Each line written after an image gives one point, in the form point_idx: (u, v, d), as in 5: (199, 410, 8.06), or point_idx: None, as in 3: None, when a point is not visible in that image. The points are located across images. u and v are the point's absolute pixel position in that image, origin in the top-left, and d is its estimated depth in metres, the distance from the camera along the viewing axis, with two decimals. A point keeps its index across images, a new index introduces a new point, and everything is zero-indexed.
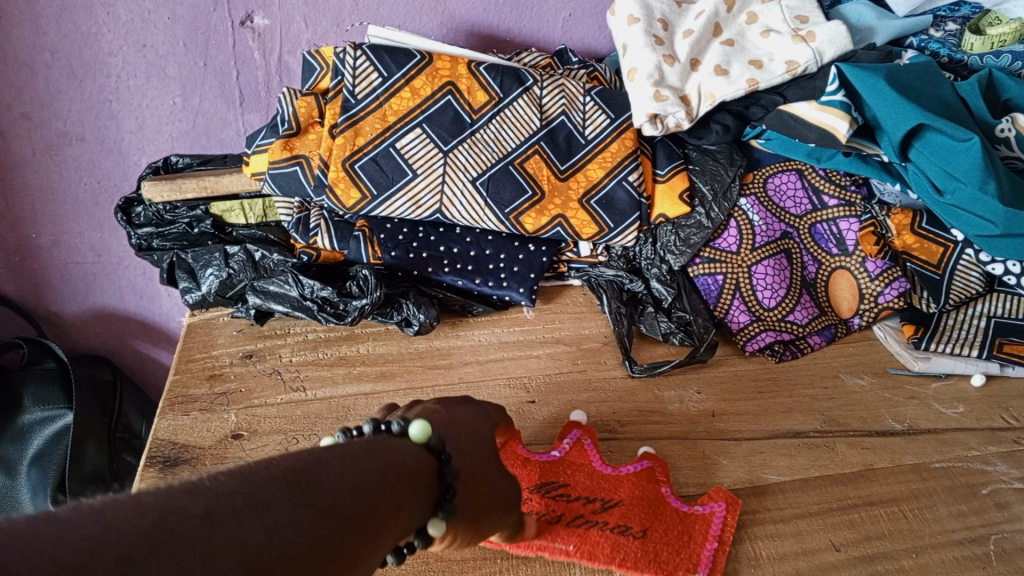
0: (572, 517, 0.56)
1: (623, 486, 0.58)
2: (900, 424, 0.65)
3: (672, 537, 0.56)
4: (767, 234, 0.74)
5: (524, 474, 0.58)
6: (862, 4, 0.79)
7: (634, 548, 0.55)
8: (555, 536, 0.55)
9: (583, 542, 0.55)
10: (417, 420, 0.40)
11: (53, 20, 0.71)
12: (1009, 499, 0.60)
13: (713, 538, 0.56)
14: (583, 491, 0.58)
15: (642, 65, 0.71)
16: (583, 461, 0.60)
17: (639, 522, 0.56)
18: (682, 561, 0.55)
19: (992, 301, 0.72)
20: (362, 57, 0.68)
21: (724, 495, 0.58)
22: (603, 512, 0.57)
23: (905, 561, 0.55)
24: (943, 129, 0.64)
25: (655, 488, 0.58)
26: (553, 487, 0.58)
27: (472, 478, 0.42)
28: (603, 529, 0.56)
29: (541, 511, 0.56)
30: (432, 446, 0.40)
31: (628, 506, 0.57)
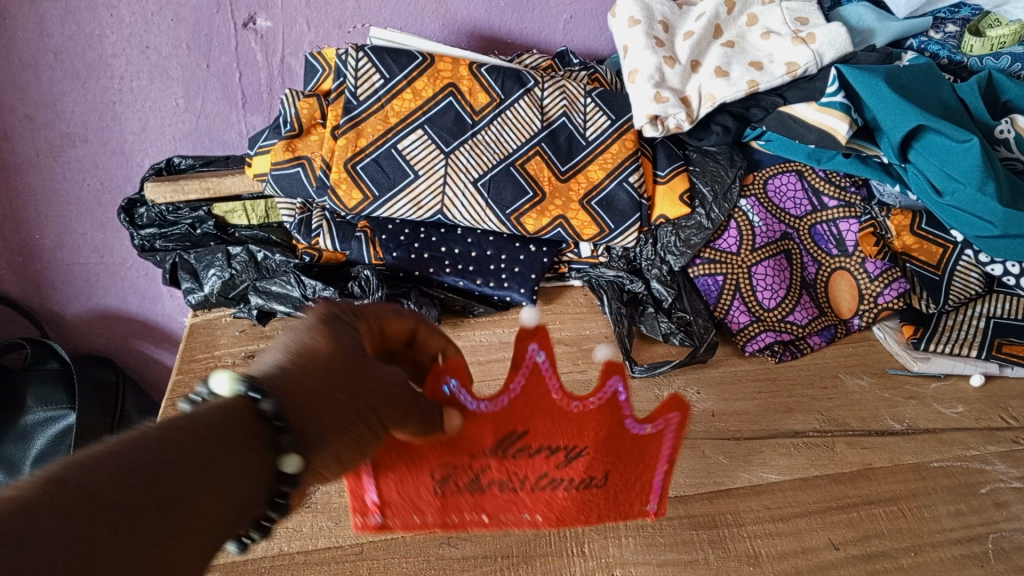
0: (535, 477, 0.46)
1: (586, 426, 0.47)
2: (900, 424, 0.64)
3: (631, 472, 0.49)
4: (767, 235, 0.75)
5: (475, 431, 0.44)
6: (862, 6, 0.79)
7: (598, 498, 0.48)
8: (522, 508, 0.46)
9: (551, 510, 0.47)
10: (218, 373, 0.29)
11: (56, 21, 0.71)
12: (1008, 498, 0.58)
13: (665, 458, 0.49)
14: (545, 440, 0.46)
15: (643, 67, 0.72)
16: (540, 394, 0.46)
17: (604, 471, 0.47)
18: (638, 493, 0.49)
19: (991, 302, 0.73)
20: (364, 59, 0.69)
21: (675, 413, 0.48)
22: (567, 465, 0.46)
23: (903, 560, 0.53)
24: (942, 130, 0.64)
25: (618, 416, 0.47)
26: (513, 444, 0.45)
27: (319, 405, 0.30)
28: (568, 487, 0.47)
29: (503, 478, 0.45)
30: (244, 393, 0.29)
31: (594, 453, 0.47)
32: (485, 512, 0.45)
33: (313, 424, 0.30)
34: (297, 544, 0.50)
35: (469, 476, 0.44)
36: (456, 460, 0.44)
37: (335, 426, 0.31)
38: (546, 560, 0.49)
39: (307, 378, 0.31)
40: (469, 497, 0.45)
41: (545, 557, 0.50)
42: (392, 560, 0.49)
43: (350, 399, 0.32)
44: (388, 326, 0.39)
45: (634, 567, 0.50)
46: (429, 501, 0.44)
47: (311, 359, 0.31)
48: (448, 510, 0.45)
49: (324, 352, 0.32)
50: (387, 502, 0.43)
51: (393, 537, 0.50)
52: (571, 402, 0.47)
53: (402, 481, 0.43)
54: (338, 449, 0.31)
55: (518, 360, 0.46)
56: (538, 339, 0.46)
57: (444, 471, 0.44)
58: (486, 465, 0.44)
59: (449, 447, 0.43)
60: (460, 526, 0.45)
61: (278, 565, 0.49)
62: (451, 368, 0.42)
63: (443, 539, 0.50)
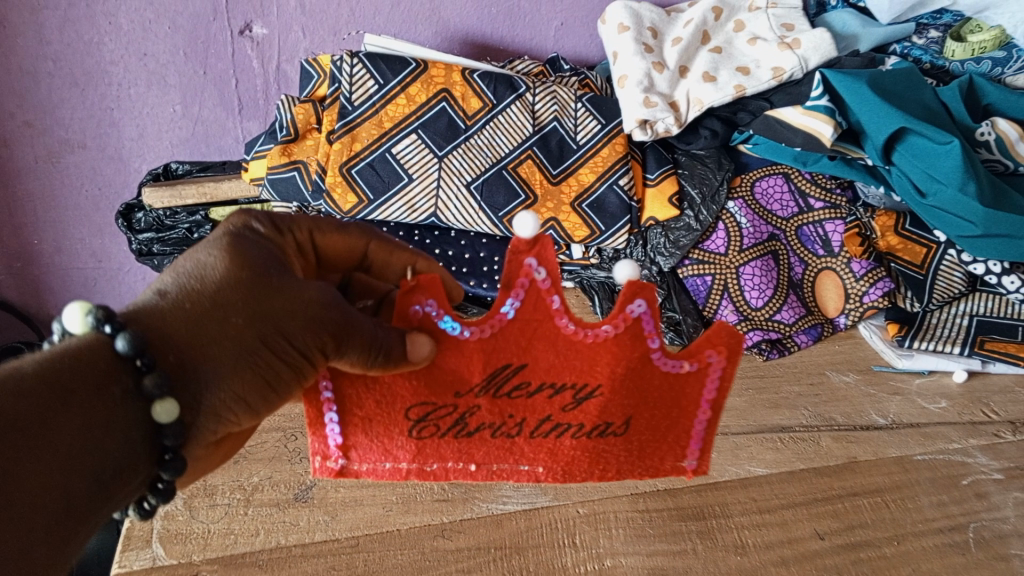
0: (537, 421, 0.43)
1: (600, 361, 0.42)
2: (884, 419, 0.62)
3: (662, 419, 0.45)
4: (755, 236, 0.76)
5: (460, 365, 0.42)
6: (847, 13, 0.82)
7: (615, 449, 0.44)
8: (518, 458, 0.44)
9: (554, 461, 0.44)
10: (78, 306, 0.33)
11: (55, 30, 0.73)
12: (989, 489, 0.56)
13: (707, 402, 0.45)
14: (549, 378, 0.43)
15: (632, 73, 0.75)
16: (541, 322, 0.42)
17: (621, 416, 0.43)
18: (669, 448, 0.46)
19: (975, 300, 0.74)
20: (358, 65, 0.71)
21: (727, 343, 0.44)
22: (574, 409, 0.43)
23: (887, 548, 0.51)
24: (924, 132, 0.66)
25: (643, 349, 0.42)
26: (507, 382, 0.42)
27: (204, 344, 0.34)
28: (577, 435, 0.43)
29: (495, 421, 0.43)
30: (95, 326, 0.33)
31: (610, 395, 0.43)
32: (472, 461, 0.44)
33: (195, 364, 0.34)
34: (294, 537, 0.51)
35: (451, 418, 0.42)
36: (435, 398, 0.42)
37: (228, 361, 0.34)
38: (537, 549, 0.50)
39: (183, 325, 0.34)
40: (451, 444, 0.43)
41: (536, 547, 0.50)
42: (387, 551, 0.50)
43: (248, 326, 0.35)
44: (326, 244, 0.43)
45: (625, 557, 0.50)
46: (403, 446, 0.43)
47: (202, 291, 0.35)
48: (426, 457, 0.43)
49: (216, 284, 0.35)
50: (351, 447, 0.43)
51: (388, 530, 0.51)
52: (581, 330, 0.42)
53: (371, 419, 0.42)
54: (231, 385, 0.35)
55: (513, 278, 0.41)
56: (538, 253, 0.41)
57: (422, 407, 0.42)
58: (473, 405, 0.42)
59: (428, 382, 0.42)
60: (442, 474, 0.44)
61: (277, 557, 0.50)
62: (424, 285, 0.40)
63: (437, 532, 0.51)
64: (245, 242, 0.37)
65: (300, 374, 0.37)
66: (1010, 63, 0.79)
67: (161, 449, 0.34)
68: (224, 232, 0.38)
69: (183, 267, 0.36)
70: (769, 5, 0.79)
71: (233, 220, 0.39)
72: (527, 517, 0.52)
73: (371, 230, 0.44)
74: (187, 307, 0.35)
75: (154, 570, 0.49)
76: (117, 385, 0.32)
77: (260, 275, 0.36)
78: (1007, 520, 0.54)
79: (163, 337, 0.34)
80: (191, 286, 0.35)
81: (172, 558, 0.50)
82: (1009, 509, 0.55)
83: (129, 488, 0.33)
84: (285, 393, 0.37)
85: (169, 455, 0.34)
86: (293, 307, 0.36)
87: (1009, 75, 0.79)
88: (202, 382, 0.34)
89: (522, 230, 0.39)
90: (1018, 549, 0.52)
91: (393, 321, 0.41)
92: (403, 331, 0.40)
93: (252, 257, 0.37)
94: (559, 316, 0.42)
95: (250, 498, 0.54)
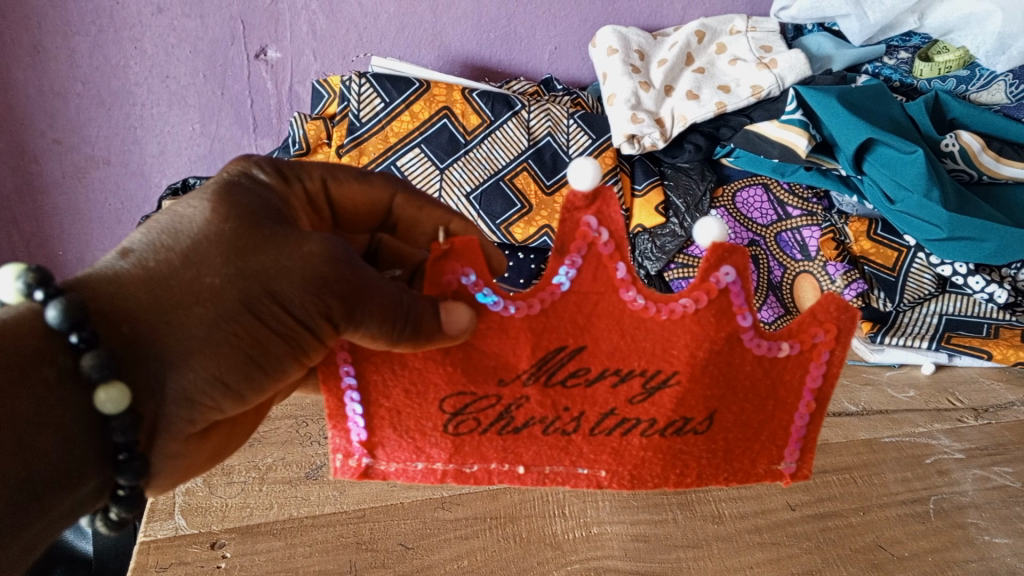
0: (599, 415, 0.41)
1: (676, 344, 0.40)
2: (855, 406, 0.66)
3: (755, 413, 0.42)
4: (736, 242, 0.82)
5: (504, 348, 0.41)
6: (822, 36, 0.88)
7: (695, 450, 0.42)
8: (576, 460, 0.42)
9: (619, 463, 0.42)
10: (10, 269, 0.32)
11: (85, 54, 0.79)
12: (950, 467, 0.60)
13: (808, 393, 0.42)
14: (612, 364, 0.41)
15: (620, 91, 0.81)
16: (598, 296, 0.40)
17: (702, 410, 0.41)
18: (758, 451, 0.43)
19: (944, 301, 0.79)
20: (366, 85, 0.79)
21: (839, 323, 0.41)
22: (643, 402, 0.41)
23: (853, 518, 0.55)
24: (890, 142, 0.72)
25: (731, 327, 0.40)
26: (561, 369, 0.41)
27: (170, 313, 0.33)
28: (647, 433, 0.41)
29: (547, 416, 0.41)
30: (26, 292, 0.32)
31: (688, 384, 0.40)
32: (520, 463, 0.42)
33: (155, 341, 0.33)
34: (305, 509, 0.55)
35: (494, 410, 0.41)
36: (474, 388, 0.41)
37: (197, 335, 0.33)
38: (529, 518, 0.54)
39: (143, 290, 0.33)
40: (494, 442, 0.41)
41: (529, 516, 0.54)
42: (391, 521, 0.54)
43: (227, 286, 0.34)
44: (341, 192, 0.44)
45: (610, 525, 0.54)
46: (438, 444, 0.41)
47: (175, 250, 0.34)
48: (464, 457, 0.42)
49: (195, 240, 0.34)
50: (377, 445, 0.42)
51: (393, 503, 0.55)
52: (648, 306, 0.40)
53: (399, 411, 0.41)
54: (203, 364, 0.34)
55: (567, 242, 0.40)
56: (597, 210, 0.39)
57: (458, 397, 0.41)
58: (520, 396, 0.41)
59: (465, 370, 0.41)
60: (482, 478, 0.42)
61: (289, 526, 0.54)
62: (459, 251, 0.39)
63: (438, 504, 0.55)
64: (239, 194, 0.37)
65: (294, 347, 0.36)
66: (973, 80, 0.84)
67: (116, 448, 0.33)
68: (226, 182, 0.38)
69: (161, 221, 0.36)
70: (749, 29, 0.85)
71: (235, 170, 0.39)
72: (520, 491, 0.56)
73: (395, 183, 0.45)
74: (151, 270, 0.33)
75: (177, 538, 0.53)
76: (52, 366, 0.31)
77: (251, 228, 0.35)
78: (964, 494, 0.58)
79: (117, 307, 0.32)
80: (163, 243, 0.34)
81: (191, 527, 0.54)
82: (967, 484, 0.59)
83: (80, 493, 0.32)
84: (273, 369, 0.36)
85: (124, 455, 0.33)
86: (285, 264, 0.34)
87: (973, 92, 0.84)
88: (164, 362, 0.33)
89: (581, 183, 0.38)
90: (974, 518, 0.56)
91: (425, 287, 0.40)
92: (439, 299, 0.39)
93: (242, 210, 0.36)
94: (623, 287, 0.40)
95: (264, 476, 0.58)
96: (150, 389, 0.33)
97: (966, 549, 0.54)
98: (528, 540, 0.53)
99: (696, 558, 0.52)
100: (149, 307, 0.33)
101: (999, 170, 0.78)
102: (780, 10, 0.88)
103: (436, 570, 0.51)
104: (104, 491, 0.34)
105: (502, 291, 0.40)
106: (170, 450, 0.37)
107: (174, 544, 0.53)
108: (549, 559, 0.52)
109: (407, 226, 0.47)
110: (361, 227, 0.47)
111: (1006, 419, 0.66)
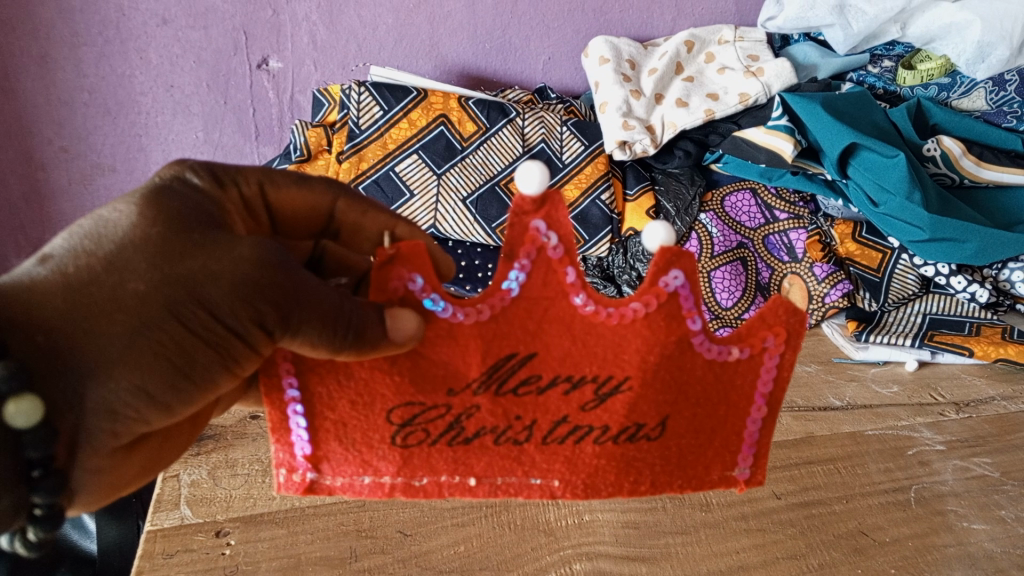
0: (551, 423, 0.41)
1: (627, 349, 0.40)
2: (840, 401, 0.68)
3: (706, 418, 0.42)
4: (724, 244, 0.83)
5: (452, 356, 0.40)
6: (808, 46, 0.91)
7: (648, 456, 0.41)
8: (529, 470, 0.41)
9: (573, 471, 0.41)
10: None
11: (91, 64, 0.82)
12: (931, 458, 0.62)
13: (759, 396, 0.43)
14: (564, 370, 0.40)
15: (611, 99, 0.83)
16: (549, 301, 0.40)
17: (655, 415, 0.41)
18: (713, 457, 0.43)
19: (928, 301, 0.80)
20: (365, 93, 0.81)
21: (787, 325, 0.42)
22: (596, 408, 0.41)
23: (837, 506, 0.57)
24: (874, 147, 0.74)
25: (683, 330, 0.40)
26: (512, 377, 0.40)
27: (88, 321, 0.31)
28: (600, 441, 0.41)
29: (498, 425, 0.40)
30: None
31: (639, 389, 0.40)
32: (471, 475, 0.41)
33: (71, 352, 0.31)
34: (307, 500, 0.57)
35: (443, 420, 0.40)
36: (422, 398, 0.40)
37: (119, 342, 0.31)
38: (523, 507, 0.56)
39: (59, 297, 0.31)
40: (444, 453, 0.40)
41: (523, 504, 0.56)
42: (390, 509, 0.56)
43: (152, 293, 0.32)
44: (278, 198, 0.43)
45: (601, 513, 0.56)
46: (386, 457, 0.40)
47: (97, 255, 0.32)
48: (414, 470, 0.40)
49: (118, 244, 0.33)
50: (323, 459, 0.40)
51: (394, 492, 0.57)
52: (598, 310, 0.40)
53: (345, 423, 0.40)
54: (125, 374, 0.32)
55: (516, 249, 0.39)
56: (546, 215, 0.39)
57: (406, 407, 0.40)
58: (470, 406, 0.40)
59: (413, 379, 0.40)
60: (433, 491, 0.40)
61: (289, 515, 0.56)
62: (405, 255, 0.38)
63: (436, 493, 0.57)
64: (169, 199, 0.36)
65: (224, 355, 0.34)
66: (954, 88, 0.86)
67: (29, 465, 0.31)
68: (158, 187, 0.37)
69: (83, 226, 0.34)
70: (737, 39, 0.88)
71: (167, 175, 0.38)
72: None
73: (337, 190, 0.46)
74: (71, 276, 0.32)
75: (182, 527, 0.55)
76: None
77: (179, 233, 0.34)
78: (945, 483, 0.60)
79: (29, 315, 0.31)
80: (84, 248, 0.33)
81: (196, 517, 0.56)
82: (948, 474, 0.61)
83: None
84: (202, 379, 0.34)
85: (38, 472, 0.31)
86: (214, 268, 0.33)
87: (954, 99, 0.86)
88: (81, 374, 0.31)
89: (528, 185, 0.38)
90: (954, 505, 0.58)
91: (370, 295, 0.39)
92: (384, 306, 0.38)
93: (179, 215, 0.35)
94: (573, 292, 0.40)
95: (267, 469, 0.60)
96: (67, 402, 0.32)
97: (946, 534, 0.56)
98: (522, 527, 0.55)
99: (685, 543, 0.54)
100: (71, 314, 0.31)
101: (979, 173, 0.81)
102: (766, 21, 0.90)
103: (433, 555, 0.53)
104: (20, 513, 0.32)
105: (450, 295, 0.39)
106: (92, 466, 0.35)
107: (179, 533, 0.54)
108: (541, 544, 0.54)
109: (352, 232, 0.47)
110: (301, 234, 0.47)
111: (986, 412, 0.68)
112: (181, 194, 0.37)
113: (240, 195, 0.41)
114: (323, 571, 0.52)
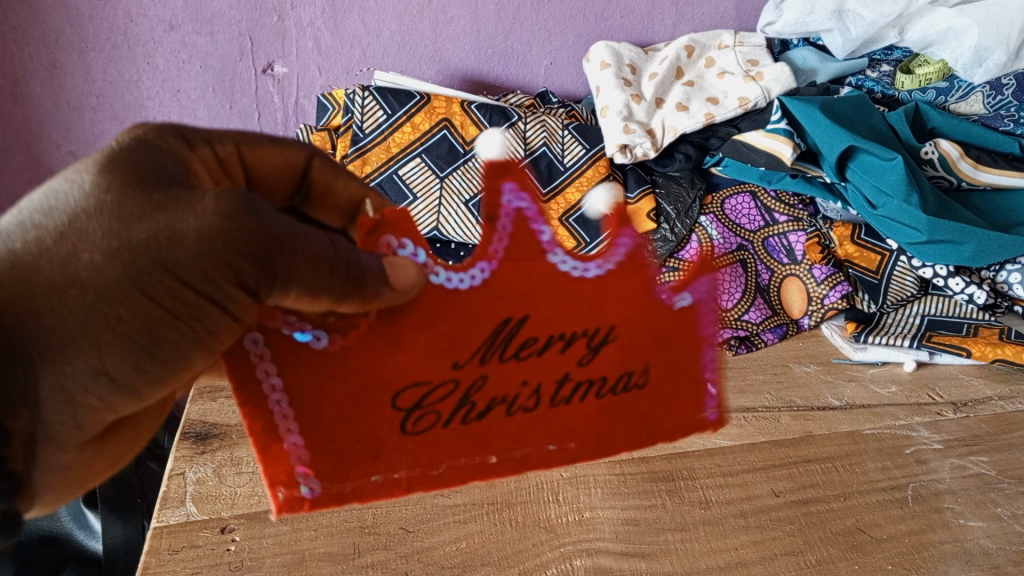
0: (555, 385, 0.37)
1: (607, 302, 0.37)
2: (838, 400, 0.69)
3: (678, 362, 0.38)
4: (724, 247, 0.84)
5: (454, 325, 0.36)
6: (807, 50, 0.92)
7: (646, 405, 0.38)
8: (543, 437, 0.36)
9: (586, 430, 0.37)
10: None
11: (99, 69, 0.83)
12: (929, 456, 0.63)
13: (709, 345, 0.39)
14: (555, 329, 0.37)
15: (612, 104, 0.85)
16: (531, 261, 0.37)
17: (643, 364, 0.38)
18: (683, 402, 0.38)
19: (926, 302, 0.81)
20: (369, 97, 0.83)
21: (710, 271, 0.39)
22: (593, 361, 0.37)
23: (834, 503, 0.58)
24: (871, 149, 0.75)
25: (645, 280, 0.38)
26: (512, 340, 0.36)
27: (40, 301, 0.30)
28: (602, 394, 0.37)
29: (508, 393, 0.36)
30: None
31: (625, 336, 0.38)
32: (490, 452, 0.36)
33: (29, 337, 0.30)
34: None
35: (454, 396, 0.35)
36: (428, 375, 0.35)
37: (72, 323, 0.30)
38: (525, 504, 0.57)
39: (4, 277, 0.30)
40: (458, 434, 0.35)
41: (524, 502, 0.57)
42: (392, 507, 0.57)
43: (107, 263, 0.30)
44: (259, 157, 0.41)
45: (602, 510, 0.57)
46: (398, 450, 0.35)
47: (47, 227, 0.31)
48: (432, 458, 0.35)
49: (68, 216, 0.31)
50: (326, 463, 0.34)
51: None
52: (580, 269, 0.37)
53: (345, 417, 0.34)
54: (83, 358, 0.30)
55: (493, 213, 0.37)
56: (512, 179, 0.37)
57: (413, 386, 0.35)
58: (479, 376, 0.36)
59: (416, 356, 0.35)
60: (455, 478, 0.35)
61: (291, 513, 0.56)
62: (390, 223, 0.36)
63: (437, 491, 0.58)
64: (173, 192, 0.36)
65: (194, 329, 0.31)
66: (952, 92, 0.87)
67: None
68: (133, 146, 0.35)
69: (34, 199, 0.33)
70: (736, 44, 0.90)
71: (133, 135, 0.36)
72: (517, 479, 0.59)
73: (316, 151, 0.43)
74: (17, 252, 0.31)
75: (188, 524, 0.56)
76: None
77: (138, 192, 0.31)
78: (942, 480, 0.61)
79: None
80: (34, 220, 0.31)
81: (201, 513, 0.57)
82: (945, 472, 0.61)
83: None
84: (174, 359, 0.31)
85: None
86: (179, 229, 0.30)
87: (952, 103, 0.87)
88: (34, 360, 0.30)
89: None
90: (951, 503, 0.59)
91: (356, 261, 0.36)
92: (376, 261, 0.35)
93: (166, 173, 0.33)
94: (549, 250, 0.37)
95: None
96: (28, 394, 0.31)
97: (942, 531, 0.56)
98: (524, 523, 0.56)
99: (684, 540, 0.55)
100: (50, 286, 0.30)
101: (977, 176, 0.81)
102: (765, 27, 0.92)
103: (435, 551, 0.54)
104: None
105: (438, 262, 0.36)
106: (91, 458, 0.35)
107: (185, 529, 0.55)
108: (542, 541, 0.54)
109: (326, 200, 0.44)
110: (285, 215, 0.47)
111: (983, 412, 0.69)
112: (186, 161, 0.36)
113: (213, 153, 0.39)
114: (325, 566, 0.53)
